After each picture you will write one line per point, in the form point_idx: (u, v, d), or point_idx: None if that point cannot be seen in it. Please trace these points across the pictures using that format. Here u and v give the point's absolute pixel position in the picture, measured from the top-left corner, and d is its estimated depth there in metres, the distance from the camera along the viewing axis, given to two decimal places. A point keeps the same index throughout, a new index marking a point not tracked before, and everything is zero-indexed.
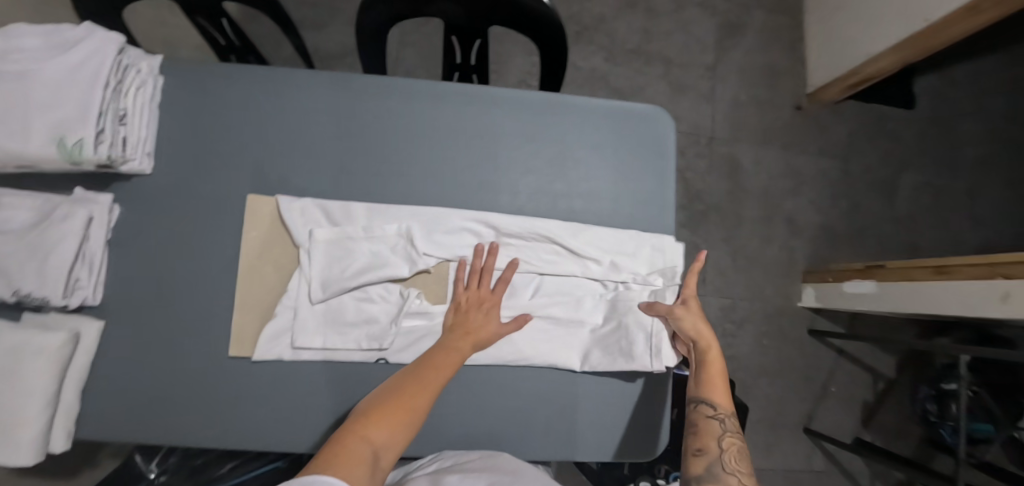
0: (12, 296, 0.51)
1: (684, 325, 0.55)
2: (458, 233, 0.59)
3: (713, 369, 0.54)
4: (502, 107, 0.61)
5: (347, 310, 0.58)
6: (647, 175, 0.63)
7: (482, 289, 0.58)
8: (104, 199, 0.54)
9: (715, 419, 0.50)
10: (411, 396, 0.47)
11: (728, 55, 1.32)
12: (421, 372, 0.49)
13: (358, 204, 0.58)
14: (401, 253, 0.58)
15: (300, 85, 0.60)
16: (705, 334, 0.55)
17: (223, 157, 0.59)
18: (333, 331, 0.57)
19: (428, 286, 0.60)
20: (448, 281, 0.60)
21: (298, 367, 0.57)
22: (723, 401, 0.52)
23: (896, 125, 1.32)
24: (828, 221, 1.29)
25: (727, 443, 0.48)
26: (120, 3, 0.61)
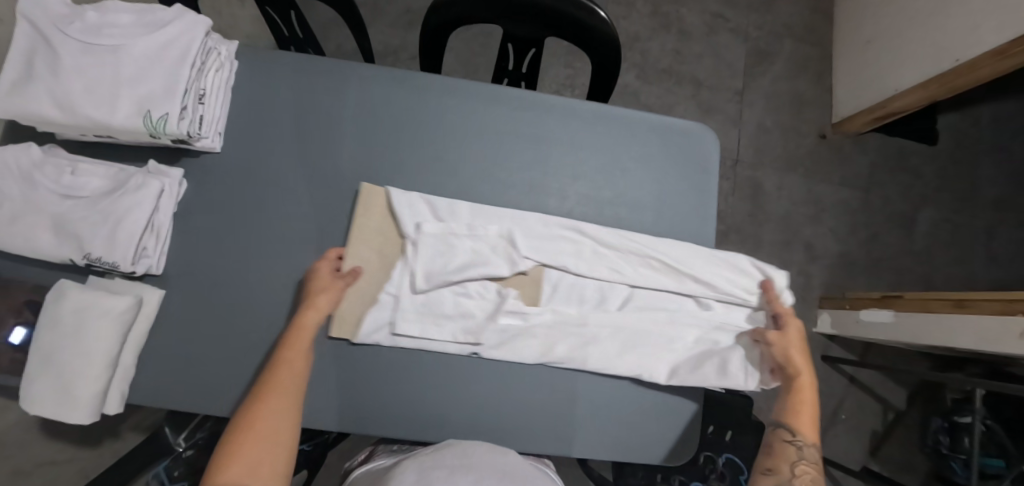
0: (82, 259, 0.53)
1: (776, 351, 0.58)
2: (553, 238, 0.62)
3: (802, 397, 0.56)
4: (555, 114, 0.64)
5: (445, 303, 0.60)
6: (691, 188, 0.66)
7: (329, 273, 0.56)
8: (176, 173, 0.57)
9: (793, 445, 0.53)
10: (279, 404, 0.46)
11: (756, 81, 1.35)
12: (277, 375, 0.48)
13: (462, 202, 0.61)
14: (474, 253, 0.61)
15: (364, 80, 0.62)
16: (798, 363, 0.58)
17: (288, 143, 0.61)
18: (432, 321, 0.59)
19: (524, 288, 0.63)
20: (543, 284, 0.63)
21: (391, 355, 0.59)
22: (809, 432, 0.54)
23: (918, 160, 1.35)
24: (846, 249, 1.31)
25: (799, 468, 0.51)
26: None
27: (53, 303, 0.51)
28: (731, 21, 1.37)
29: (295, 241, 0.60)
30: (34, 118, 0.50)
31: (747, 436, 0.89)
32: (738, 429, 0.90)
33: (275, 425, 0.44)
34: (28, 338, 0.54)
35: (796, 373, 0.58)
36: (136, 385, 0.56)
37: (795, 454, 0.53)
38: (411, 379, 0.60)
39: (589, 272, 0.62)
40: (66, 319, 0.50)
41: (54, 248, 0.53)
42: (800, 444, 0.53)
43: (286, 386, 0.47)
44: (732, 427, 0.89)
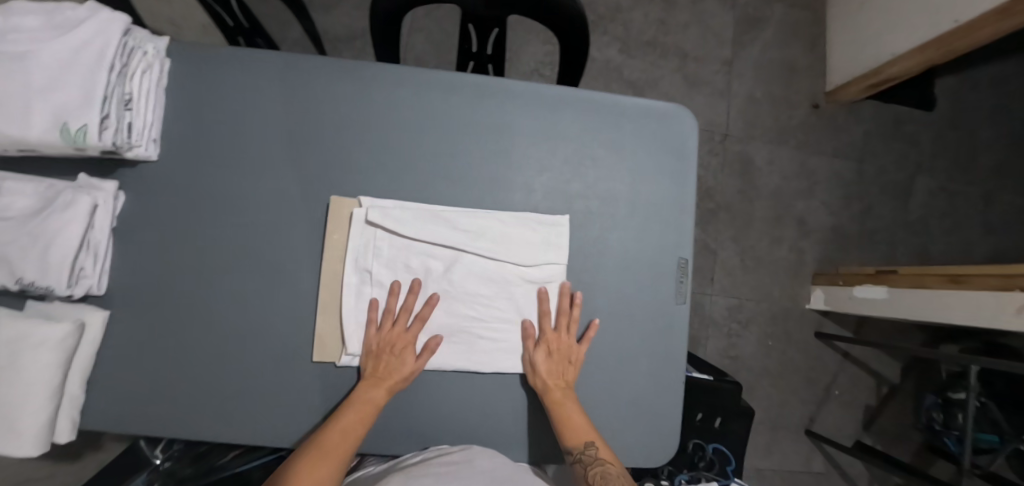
0: (15, 284, 0.50)
1: (542, 370, 0.56)
2: (544, 245, 0.58)
3: (565, 409, 0.54)
4: (519, 102, 0.59)
5: (435, 316, 0.57)
6: (667, 174, 0.62)
7: (563, 336, 0.57)
8: (109, 186, 0.53)
9: (577, 461, 0.52)
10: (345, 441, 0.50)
11: (745, 50, 1.28)
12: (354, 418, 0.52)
13: (446, 209, 0.57)
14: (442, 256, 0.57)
15: (310, 72, 0.57)
16: (547, 377, 0.56)
17: (234, 147, 0.57)
18: (424, 336, 0.57)
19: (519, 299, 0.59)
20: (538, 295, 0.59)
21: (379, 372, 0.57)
22: (577, 438, 0.53)
23: (915, 128, 1.29)
24: (840, 223, 1.27)
25: (597, 477, 0.51)
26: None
27: None
28: None
29: (246, 251, 0.57)
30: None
31: (735, 422, 0.87)
32: (726, 416, 0.88)
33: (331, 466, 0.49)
34: None
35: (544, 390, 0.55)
36: (88, 411, 0.54)
37: (581, 471, 0.52)
38: None
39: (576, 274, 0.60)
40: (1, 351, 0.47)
41: None
42: (575, 459, 0.52)
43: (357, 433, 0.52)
44: (720, 414, 0.87)
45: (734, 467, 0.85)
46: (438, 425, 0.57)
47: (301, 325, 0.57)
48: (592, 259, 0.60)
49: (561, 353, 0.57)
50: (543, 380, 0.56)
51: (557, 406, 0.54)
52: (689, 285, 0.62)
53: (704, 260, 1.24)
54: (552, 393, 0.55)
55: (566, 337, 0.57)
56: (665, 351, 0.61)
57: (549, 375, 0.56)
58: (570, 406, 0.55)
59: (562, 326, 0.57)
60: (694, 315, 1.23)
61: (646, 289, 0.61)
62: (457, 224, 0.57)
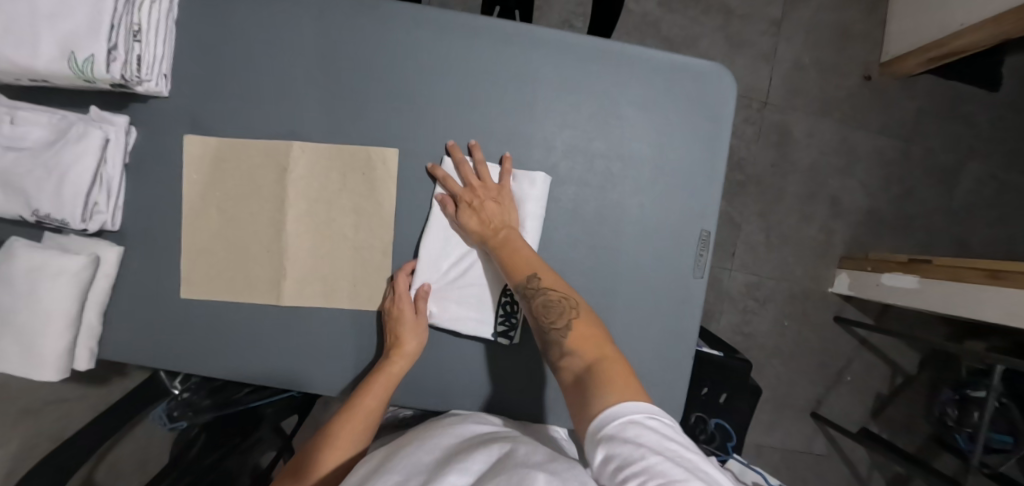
0: (32, 215, 0.50)
1: (474, 220, 0.52)
2: (559, 205, 0.57)
3: (510, 250, 0.51)
4: (545, 50, 0.55)
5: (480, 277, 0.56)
6: (700, 140, 0.58)
7: (481, 180, 0.53)
8: (121, 121, 0.51)
9: (529, 299, 0.48)
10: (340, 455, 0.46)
11: (798, 9, 1.17)
12: (346, 425, 0.47)
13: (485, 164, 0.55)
14: None
15: (320, 6, 0.53)
16: (490, 225, 0.52)
17: (240, 83, 0.54)
18: (467, 298, 0.56)
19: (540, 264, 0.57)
20: (554, 256, 0.57)
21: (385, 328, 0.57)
22: (526, 276, 0.48)
23: (972, 107, 1.19)
24: (876, 206, 1.20)
25: (541, 307, 0.47)
26: None
27: (6, 261, 0.49)
28: None
29: (243, 192, 0.53)
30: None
31: (741, 400, 0.86)
32: (733, 392, 0.87)
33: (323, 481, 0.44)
34: None
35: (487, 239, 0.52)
36: (106, 343, 0.55)
37: (531, 303, 0.47)
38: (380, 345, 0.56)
39: (592, 241, 0.57)
40: (21, 278, 0.49)
41: (3, 204, 0.50)
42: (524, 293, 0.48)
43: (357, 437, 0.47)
44: (727, 390, 0.86)
45: (734, 444, 0.86)
46: (442, 385, 0.58)
47: (300, 271, 0.54)
48: (608, 226, 0.57)
49: (486, 198, 0.53)
50: (483, 230, 0.52)
51: (502, 245, 0.51)
52: (709, 259, 0.59)
53: (727, 235, 1.19)
54: (504, 231, 0.52)
55: (482, 183, 0.53)
56: (675, 328, 0.59)
57: (485, 225, 0.52)
58: (515, 243, 0.51)
59: (469, 174, 0.53)
60: (710, 289, 1.20)
61: (662, 263, 0.58)
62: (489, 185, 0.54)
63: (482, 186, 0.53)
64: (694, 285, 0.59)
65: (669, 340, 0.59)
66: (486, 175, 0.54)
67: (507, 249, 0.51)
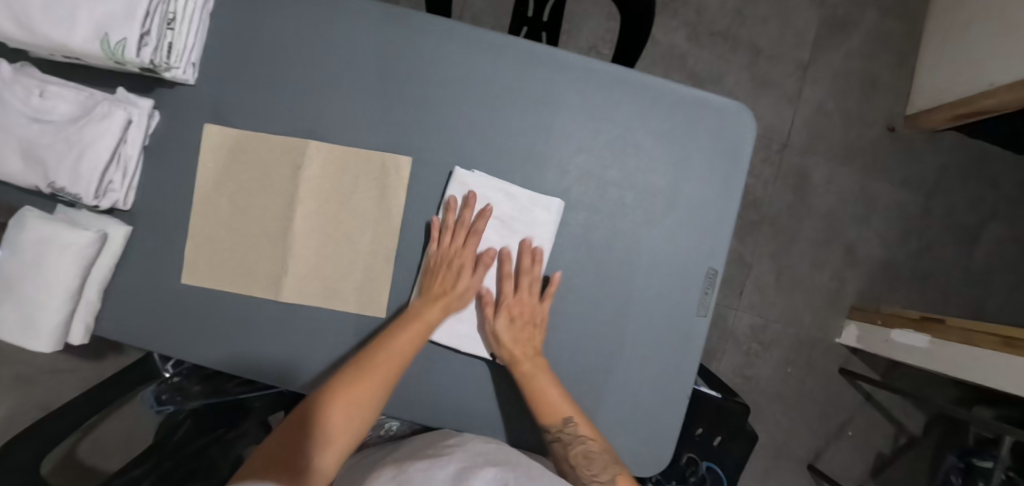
0: (47, 188, 0.51)
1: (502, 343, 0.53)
2: (566, 227, 0.56)
3: (535, 382, 0.52)
4: (567, 74, 0.55)
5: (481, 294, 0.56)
6: (716, 178, 0.57)
7: (528, 298, 0.54)
8: (145, 104, 0.52)
9: (557, 440, 0.52)
10: (365, 396, 0.48)
11: (827, 55, 1.17)
12: (374, 370, 0.49)
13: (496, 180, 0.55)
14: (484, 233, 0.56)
15: (351, 11, 0.54)
16: (518, 354, 0.52)
17: (265, 78, 0.55)
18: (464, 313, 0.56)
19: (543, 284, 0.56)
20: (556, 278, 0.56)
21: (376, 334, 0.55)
22: (556, 416, 0.51)
23: (997, 168, 1.17)
24: (892, 258, 1.18)
25: (578, 455, 0.51)
26: None
27: (17, 228, 0.50)
28: None
29: (255, 184, 0.54)
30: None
31: (736, 445, 0.84)
32: (729, 436, 0.84)
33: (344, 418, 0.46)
34: None
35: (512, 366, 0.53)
36: (101, 320, 0.55)
37: (563, 449, 0.52)
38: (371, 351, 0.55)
39: (597, 268, 0.56)
40: (29, 247, 0.49)
41: (22, 174, 0.51)
42: (554, 437, 0.52)
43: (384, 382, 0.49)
44: (722, 433, 0.84)
45: None
46: (433, 400, 0.56)
47: (300, 269, 0.54)
48: (616, 255, 0.57)
49: (525, 318, 0.54)
50: (509, 355, 0.53)
51: (525, 377, 0.52)
52: (714, 298, 0.58)
53: (736, 273, 1.17)
54: (532, 362, 0.53)
55: (527, 297, 0.54)
56: (675, 364, 0.58)
57: (516, 344, 0.53)
58: (544, 376, 0.53)
59: (521, 286, 0.54)
60: (715, 327, 1.17)
61: (667, 297, 0.57)
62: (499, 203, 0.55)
63: (525, 310, 0.54)
64: (696, 323, 0.58)
65: (665, 376, 0.58)
66: (534, 291, 0.55)
67: (528, 382, 0.52)
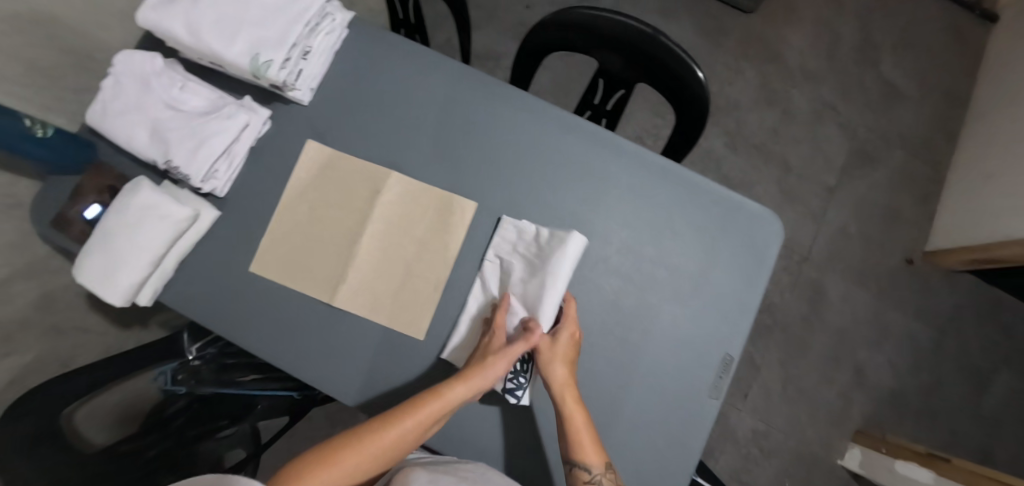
0: (163, 164, 0.59)
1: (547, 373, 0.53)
2: (600, 289, 0.61)
3: (574, 422, 0.52)
4: (623, 158, 0.63)
5: None
6: (743, 272, 0.62)
7: (564, 340, 0.55)
8: (264, 113, 0.61)
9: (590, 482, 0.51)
10: (399, 429, 0.49)
11: (853, 183, 1.26)
12: (413, 422, 0.49)
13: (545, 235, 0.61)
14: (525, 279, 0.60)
15: (453, 75, 0.64)
16: (564, 386, 0.53)
17: (367, 113, 0.63)
18: None
19: None
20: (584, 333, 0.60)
21: (408, 353, 0.59)
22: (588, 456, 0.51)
23: (1012, 318, 1.19)
24: (901, 388, 1.18)
25: None
26: None
27: (128, 194, 0.56)
28: (842, 115, 1.29)
29: (336, 198, 0.61)
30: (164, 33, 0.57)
31: None
32: None
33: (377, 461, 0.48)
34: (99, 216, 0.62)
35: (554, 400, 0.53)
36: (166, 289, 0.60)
37: None
38: (399, 368, 0.58)
39: (621, 333, 0.60)
40: (133, 211, 0.55)
41: (146, 149, 0.59)
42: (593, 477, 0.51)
43: (426, 419, 0.49)
44: None
45: None
46: (444, 428, 0.58)
47: (354, 278, 0.59)
48: (641, 323, 0.61)
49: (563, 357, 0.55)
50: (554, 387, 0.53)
51: (565, 415, 0.52)
52: (728, 383, 0.61)
53: (744, 372, 1.19)
54: (574, 395, 0.53)
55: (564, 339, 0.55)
56: (681, 441, 0.59)
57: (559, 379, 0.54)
58: (579, 414, 0.53)
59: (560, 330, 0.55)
60: (716, 422, 1.17)
61: (681, 374, 0.60)
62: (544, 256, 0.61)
63: (568, 346, 0.55)
64: (708, 405, 0.60)
65: (671, 451, 0.59)
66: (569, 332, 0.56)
67: (567, 419, 0.52)
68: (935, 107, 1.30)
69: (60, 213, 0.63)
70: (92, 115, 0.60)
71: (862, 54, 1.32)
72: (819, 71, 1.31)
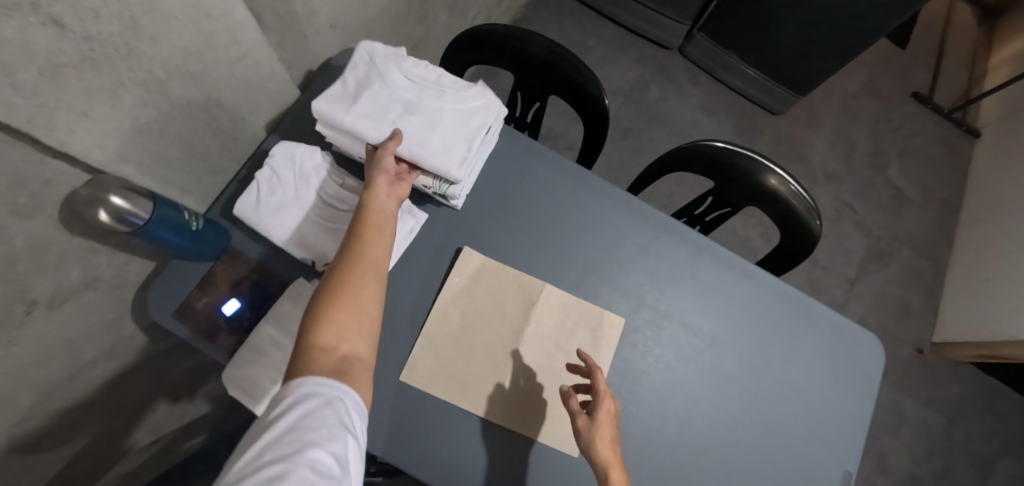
0: (320, 265, 0.59)
1: (596, 446, 0.52)
2: (735, 408, 0.64)
3: None
4: (749, 281, 0.68)
5: (659, 455, 0.60)
6: (856, 392, 0.67)
7: (610, 406, 0.54)
8: (420, 217, 0.61)
9: None
10: (361, 289, 0.44)
11: (869, 276, 1.39)
12: (363, 267, 0.46)
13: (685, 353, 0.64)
14: (668, 396, 0.62)
15: (595, 191, 0.67)
16: (611, 465, 0.51)
17: (517, 223, 0.65)
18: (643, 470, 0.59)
19: (710, 456, 0.62)
20: (723, 454, 0.62)
21: (562, 472, 0.58)
22: None
23: (1007, 407, 1.33)
24: (920, 474, 1.26)
25: None
26: (481, 44, 0.74)
27: (293, 298, 0.56)
28: (858, 213, 1.44)
29: (490, 309, 0.61)
30: (336, 127, 0.57)
31: None
32: None
33: (360, 320, 0.43)
34: (237, 313, 0.59)
35: (603, 477, 0.51)
36: None
37: None
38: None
39: (755, 452, 0.63)
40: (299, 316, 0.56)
41: (303, 248, 0.58)
42: None
43: (375, 264, 0.47)
44: None
45: None
46: None
47: (509, 393, 0.58)
48: (763, 451, 0.63)
49: (610, 425, 0.54)
50: (603, 464, 0.51)
51: None
52: None
53: None
54: (620, 474, 0.51)
55: (610, 405, 0.55)
56: None
57: (606, 450, 0.52)
58: None
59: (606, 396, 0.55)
60: None
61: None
62: (684, 374, 0.63)
63: (615, 416, 0.54)
64: None
65: None
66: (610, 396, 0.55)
67: None
68: (933, 211, 1.48)
69: (186, 301, 0.58)
70: (243, 206, 0.58)
71: (872, 160, 1.50)
72: (838, 172, 1.47)
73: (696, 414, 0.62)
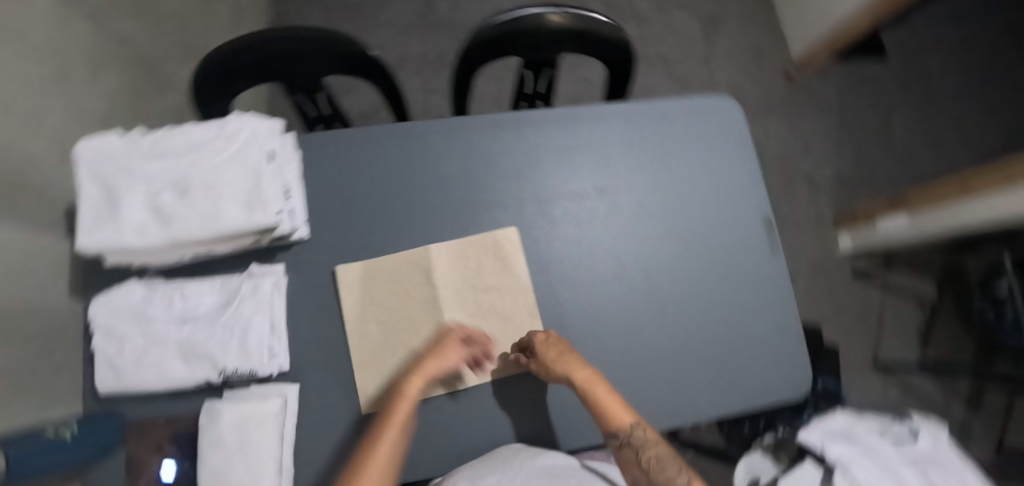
0: (219, 376, 0.55)
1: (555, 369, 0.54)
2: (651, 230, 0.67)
3: (598, 394, 0.53)
4: (599, 122, 0.69)
5: (614, 311, 0.64)
6: (737, 151, 0.72)
7: (549, 334, 0.56)
8: (279, 270, 0.59)
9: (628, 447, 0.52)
10: None
11: (717, 43, 1.46)
12: None
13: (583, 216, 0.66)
14: (592, 261, 0.65)
15: (420, 134, 0.65)
16: (576, 373, 0.54)
17: (371, 211, 0.62)
18: (609, 331, 0.63)
19: (654, 281, 0.66)
20: (662, 273, 0.66)
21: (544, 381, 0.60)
22: (619, 422, 0.52)
23: (875, 75, 1.48)
24: (842, 171, 1.41)
25: (651, 459, 0.51)
26: (224, 70, 0.67)
27: (212, 422, 0.53)
28: None
29: (398, 300, 0.60)
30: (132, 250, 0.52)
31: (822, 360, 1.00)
32: (814, 357, 1.00)
33: None
34: (178, 472, 0.55)
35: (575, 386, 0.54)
36: None
37: (638, 454, 0.51)
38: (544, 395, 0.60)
39: (686, 253, 0.67)
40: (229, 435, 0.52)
41: (189, 375, 0.55)
42: (626, 443, 0.52)
43: None
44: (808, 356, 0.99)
45: (839, 391, 0.94)
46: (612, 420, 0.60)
47: None
48: (695, 247, 0.68)
49: (558, 345, 0.56)
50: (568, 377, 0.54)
51: (589, 392, 0.53)
52: (778, 237, 0.70)
53: None
54: (588, 375, 0.54)
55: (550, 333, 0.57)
56: (778, 300, 0.68)
57: (567, 368, 0.54)
58: (600, 387, 0.54)
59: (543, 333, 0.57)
60: None
61: (745, 273, 0.68)
62: (593, 233, 0.66)
63: (558, 337, 0.57)
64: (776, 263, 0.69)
65: (773, 311, 0.67)
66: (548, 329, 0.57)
67: (592, 395, 0.53)
68: None
69: None
70: (103, 381, 0.54)
71: None
72: None
73: (622, 258, 0.66)
